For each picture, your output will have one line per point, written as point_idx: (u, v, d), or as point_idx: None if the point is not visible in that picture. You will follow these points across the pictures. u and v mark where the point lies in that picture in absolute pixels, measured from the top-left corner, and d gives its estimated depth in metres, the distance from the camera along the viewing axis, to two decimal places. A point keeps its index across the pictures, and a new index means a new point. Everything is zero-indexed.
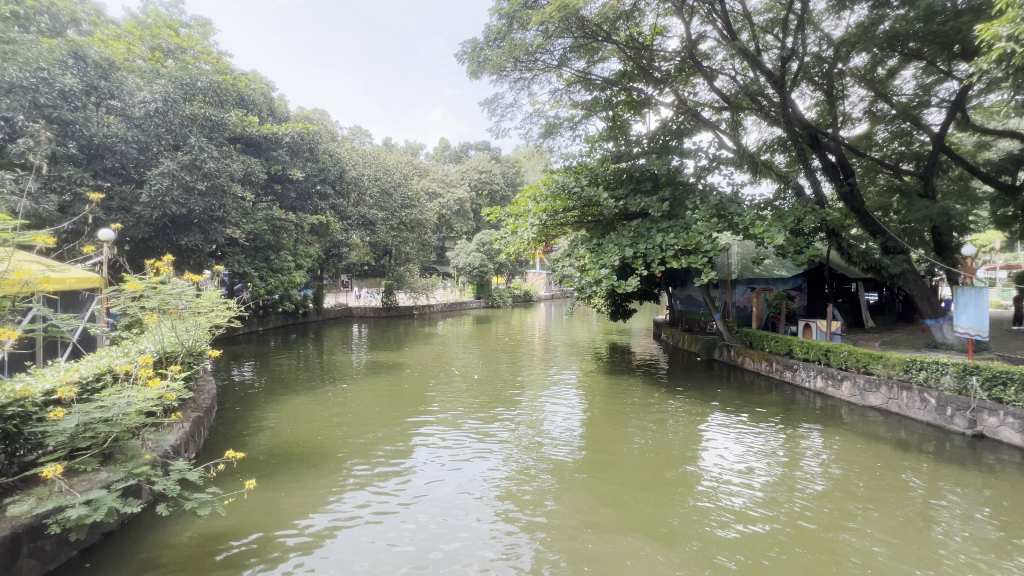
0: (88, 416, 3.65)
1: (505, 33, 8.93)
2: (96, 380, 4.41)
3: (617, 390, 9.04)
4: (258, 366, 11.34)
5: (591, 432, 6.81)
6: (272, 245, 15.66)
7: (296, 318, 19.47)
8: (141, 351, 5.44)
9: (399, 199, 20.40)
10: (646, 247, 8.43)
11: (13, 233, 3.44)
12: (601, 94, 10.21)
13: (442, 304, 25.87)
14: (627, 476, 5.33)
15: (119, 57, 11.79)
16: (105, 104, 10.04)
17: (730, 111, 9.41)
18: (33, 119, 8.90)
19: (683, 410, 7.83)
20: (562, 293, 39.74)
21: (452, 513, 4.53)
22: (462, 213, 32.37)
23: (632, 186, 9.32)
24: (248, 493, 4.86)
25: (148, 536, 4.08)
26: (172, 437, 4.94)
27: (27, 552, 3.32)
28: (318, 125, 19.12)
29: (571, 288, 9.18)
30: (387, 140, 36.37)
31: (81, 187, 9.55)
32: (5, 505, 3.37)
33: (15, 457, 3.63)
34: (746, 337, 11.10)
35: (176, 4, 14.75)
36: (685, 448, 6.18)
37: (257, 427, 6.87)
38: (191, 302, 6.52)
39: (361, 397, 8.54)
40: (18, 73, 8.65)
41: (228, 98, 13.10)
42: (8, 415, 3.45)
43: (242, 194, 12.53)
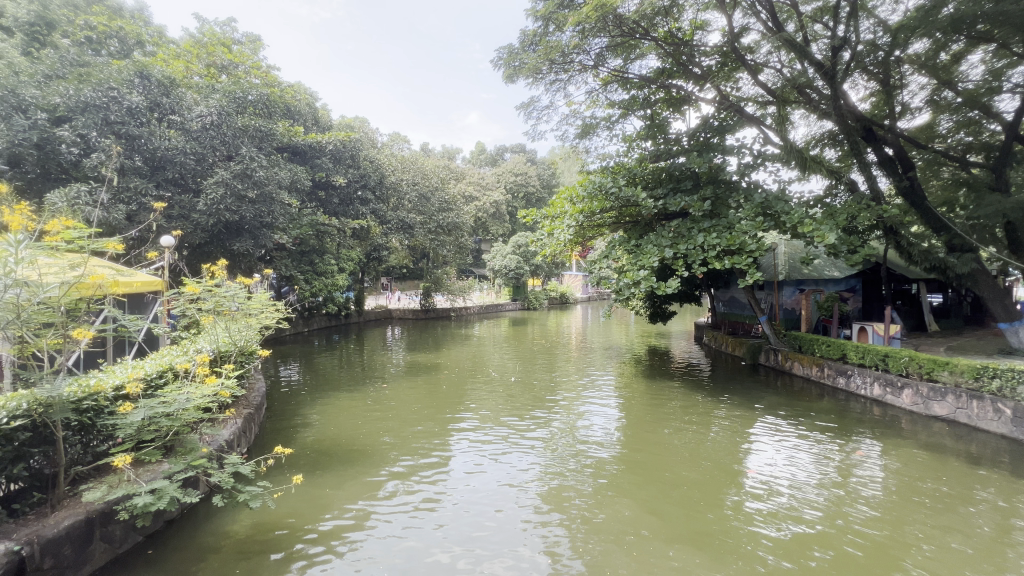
0: (152, 410, 3.91)
1: (541, 36, 8.96)
2: (159, 377, 4.71)
3: (657, 394, 8.84)
4: (304, 365, 11.81)
5: (631, 436, 6.66)
6: (316, 249, 16.26)
7: (339, 319, 20.15)
8: (199, 350, 5.75)
9: (436, 203, 20.75)
10: (687, 247, 8.20)
11: (88, 241, 3.69)
12: (638, 93, 10.00)
13: (479, 306, 26.11)
14: (671, 483, 5.19)
15: (178, 75, 12.61)
16: (166, 118, 10.75)
17: (777, 105, 9.01)
18: (105, 135, 9.64)
19: (727, 416, 7.55)
20: (599, 294, 39.26)
21: (493, 511, 4.57)
22: (498, 215, 32.57)
23: (671, 185, 9.10)
24: (295, 487, 5.05)
25: (204, 526, 4.30)
26: (226, 433, 5.21)
27: (99, 536, 3.59)
28: (359, 132, 19.70)
29: (609, 290, 9.04)
30: (424, 145, 37.07)
31: (145, 197, 10.21)
32: (82, 491, 3.66)
33: (89, 447, 3.92)
34: (794, 340, 10.60)
35: (229, 23, 15.60)
36: (729, 455, 5.96)
37: (302, 425, 7.12)
38: (243, 304, 6.86)
39: (401, 397, 8.74)
40: (92, 94, 9.46)
41: (276, 110, 13.73)
42: (83, 408, 3.76)
43: (289, 201, 13.07)
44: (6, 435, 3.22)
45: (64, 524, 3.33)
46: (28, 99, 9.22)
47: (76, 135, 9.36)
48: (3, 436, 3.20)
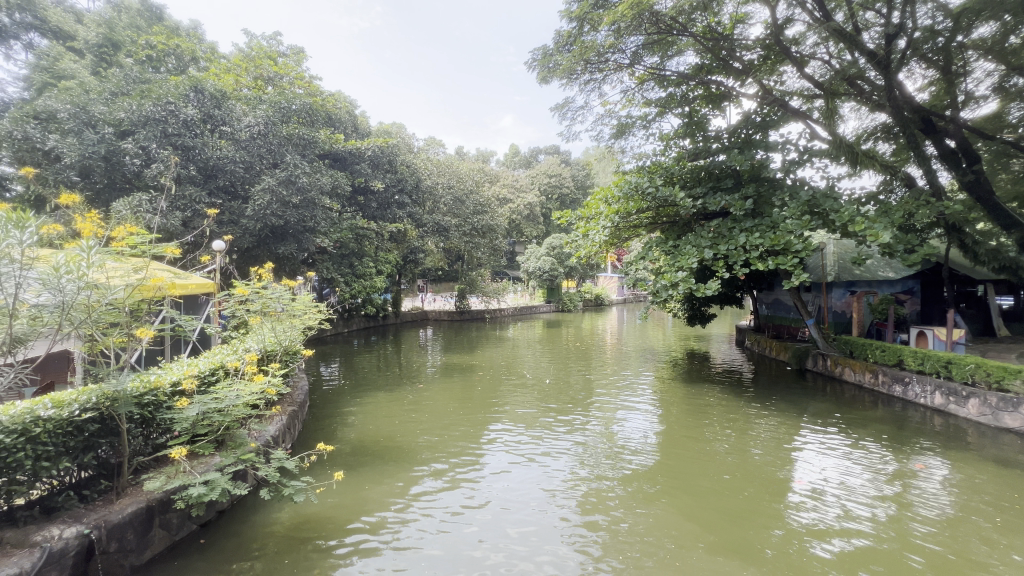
0: (205, 406, 4.15)
1: (576, 37, 8.89)
2: (212, 374, 4.96)
3: (697, 399, 8.57)
4: (344, 365, 12.19)
5: (670, 441, 6.49)
6: (356, 252, 16.70)
7: (377, 321, 20.67)
8: (248, 349, 6.02)
9: (471, 206, 21.01)
10: (728, 247, 7.93)
11: (148, 246, 3.94)
12: (676, 90, 9.73)
13: (514, 308, 26.14)
14: (714, 492, 5.00)
15: (229, 88, 13.30)
16: (218, 129, 11.43)
17: (825, 98, 8.60)
18: (163, 147, 10.31)
19: (772, 423, 7.23)
20: (635, 296, 38.58)
21: (530, 514, 4.52)
22: (533, 217, 32.59)
23: (711, 184, 8.85)
24: (337, 483, 5.19)
25: (252, 517, 4.49)
26: (272, 429, 5.43)
27: (159, 523, 3.82)
28: (397, 138, 20.17)
29: (646, 292, 8.87)
30: (459, 149, 37.58)
31: (199, 205, 10.80)
32: (143, 480, 3.91)
33: (150, 438, 4.20)
34: (845, 345, 10.05)
35: (275, 37, 16.30)
36: (774, 464, 5.70)
37: (342, 423, 7.33)
38: (288, 305, 7.13)
39: (437, 397, 8.85)
40: (152, 108, 10.19)
41: (319, 118, 14.23)
42: (144, 402, 4.02)
43: (330, 206, 13.52)
44: (77, 426, 3.48)
45: (128, 511, 3.56)
46: (96, 115, 9.90)
47: (138, 147, 10.07)
48: (75, 426, 3.45)
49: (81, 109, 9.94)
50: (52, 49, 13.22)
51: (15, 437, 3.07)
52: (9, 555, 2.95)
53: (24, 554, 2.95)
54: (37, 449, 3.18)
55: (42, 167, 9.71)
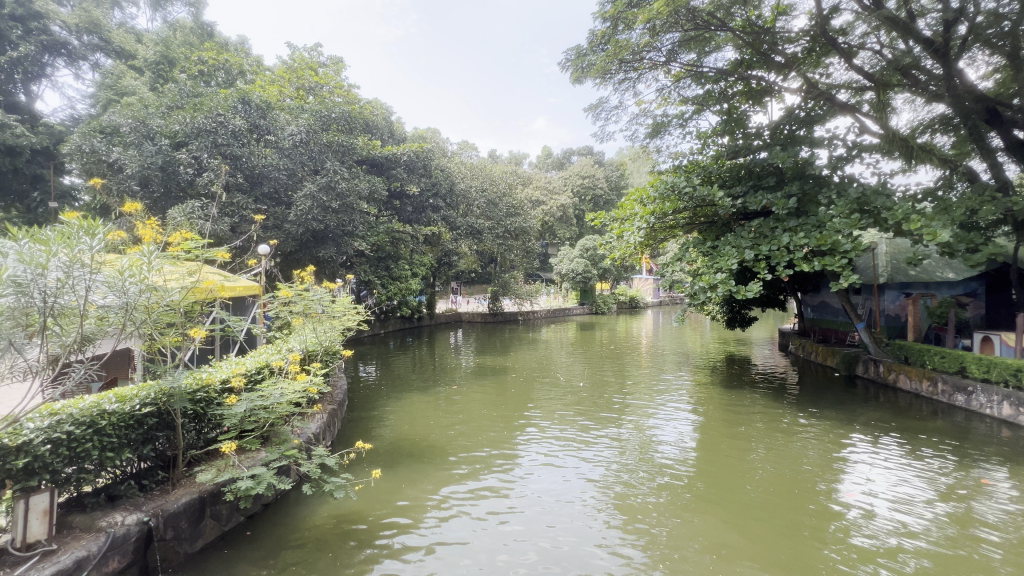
0: (252, 403, 4.34)
1: (610, 36, 8.79)
2: (258, 372, 5.19)
3: (738, 405, 8.27)
4: (381, 365, 12.48)
5: (707, 448, 6.29)
6: (392, 255, 17.07)
7: (412, 322, 21.06)
8: (291, 349, 6.26)
9: (504, 208, 21.15)
10: (770, 248, 7.64)
11: (200, 251, 4.18)
12: (714, 87, 9.45)
13: (547, 311, 26.06)
14: (756, 503, 4.79)
15: (274, 98, 13.90)
16: (263, 138, 11.96)
17: (875, 90, 8.16)
18: (213, 156, 10.89)
19: (819, 432, 6.89)
20: (671, 297, 37.68)
21: (563, 518, 4.48)
22: (566, 219, 32.36)
23: (752, 182, 8.55)
24: (374, 480, 5.31)
25: (294, 511, 4.65)
26: (313, 427, 5.62)
27: (210, 514, 4.03)
28: (431, 143, 20.53)
29: (683, 293, 8.65)
30: (493, 152, 37.86)
31: (246, 211, 11.31)
32: (196, 472, 4.13)
33: (202, 433, 4.44)
34: (900, 350, 9.47)
35: (316, 49, 16.91)
36: (821, 475, 5.43)
37: (379, 422, 7.50)
38: (328, 307, 7.37)
39: (471, 398, 8.92)
40: (204, 120, 10.85)
41: (357, 125, 14.65)
42: (197, 398, 4.24)
43: (367, 210, 13.87)
44: (138, 419, 3.71)
45: (182, 501, 3.77)
46: (155, 128, 10.78)
47: (191, 157, 10.73)
48: (136, 420, 3.68)
49: (141, 123, 10.71)
50: (115, 68, 14.22)
51: (84, 428, 3.30)
52: (78, 538, 3.18)
53: (90, 538, 3.18)
54: (103, 440, 3.40)
55: (108, 178, 10.48)
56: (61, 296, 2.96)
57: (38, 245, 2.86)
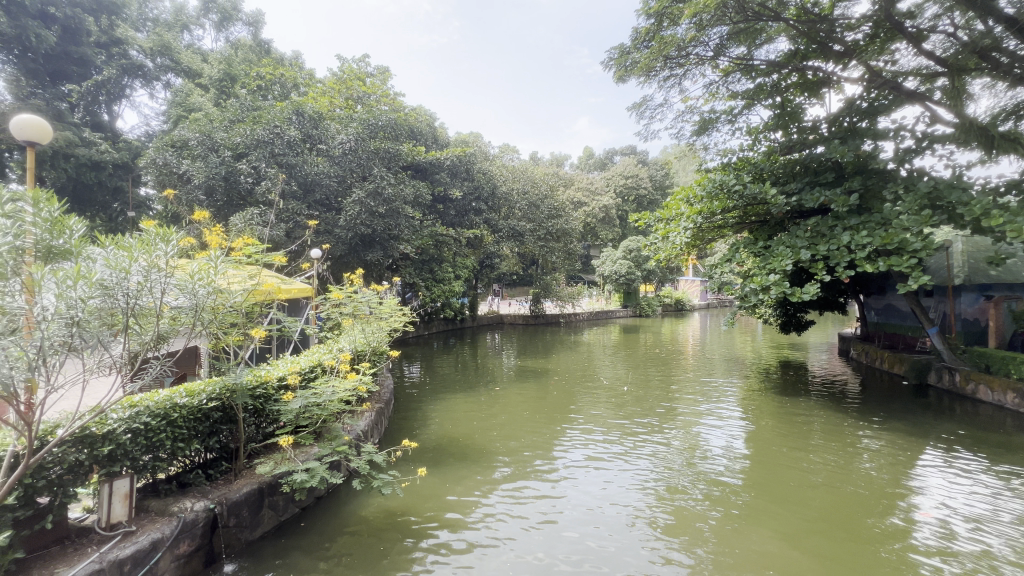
0: (307, 400, 4.57)
1: (654, 33, 8.60)
2: (311, 371, 5.44)
3: (793, 413, 7.83)
4: (424, 366, 12.74)
5: (760, 457, 6.01)
6: (436, 258, 17.40)
7: (455, 324, 21.38)
8: (341, 349, 6.52)
9: (546, 210, 21.14)
10: (828, 247, 7.20)
11: (260, 256, 4.48)
12: (766, 80, 9.02)
13: (589, 313, 25.77)
14: (814, 516, 4.53)
15: (325, 109, 14.54)
16: (315, 147, 12.52)
17: (949, 76, 7.54)
18: (271, 165, 11.54)
19: (885, 444, 6.42)
20: (719, 300, 36.23)
21: (608, 525, 4.38)
22: (608, 220, 31.86)
23: (808, 179, 8.11)
24: (420, 479, 5.42)
25: (345, 505, 4.83)
26: (362, 424, 5.82)
27: (268, 504, 4.25)
28: (473, 147, 20.84)
29: (733, 295, 8.30)
30: (534, 155, 37.94)
31: (299, 217, 11.86)
32: (256, 464, 4.38)
33: (261, 428, 4.71)
34: (980, 358, 8.68)
35: (364, 60, 17.53)
36: (889, 490, 5.07)
37: (424, 422, 7.66)
38: (375, 308, 7.61)
39: (512, 401, 8.94)
40: (263, 132, 11.54)
41: (402, 132, 15.07)
42: (257, 394, 4.51)
43: (412, 215, 14.22)
44: (205, 413, 4.00)
45: (244, 491, 4.01)
46: (219, 141, 11.60)
47: (251, 167, 11.42)
48: (203, 413, 3.98)
49: (208, 137, 11.56)
50: (184, 86, 15.37)
51: (159, 419, 3.60)
52: (153, 521, 3.45)
53: (164, 522, 3.44)
54: (175, 431, 3.70)
55: (178, 188, 11.39)
56: (140, 298, 3.23)
57: (121, 251, 3.10)
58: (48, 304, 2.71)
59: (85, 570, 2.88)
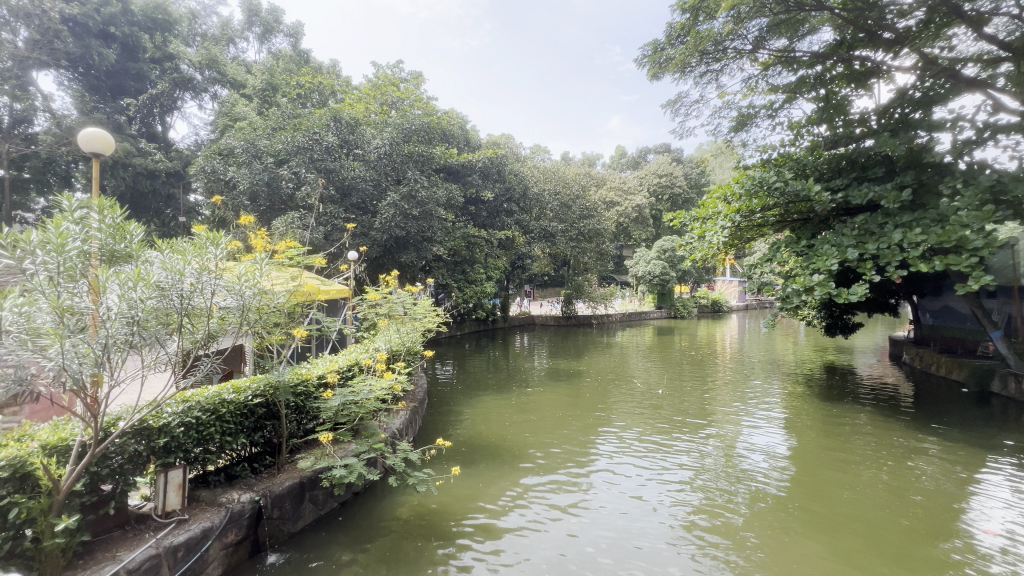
0: (345, 398, 4.71)
1: (690, 28, 8.41)
2: (349, 370, 5.60)
3: (838, 419, 7.49)
4: (457, 366, 12.87)
5: (804, 464, 5.77)
6: (468, 259, 17.53)
7: (487, 324, 21.52)
8: (377, 348, 6.67)
9: (578, 211, 20.99)
10: (878, 246, 6.83)
11: (300, 259, 4.65)
12: (809, 73, 8.64)
13: (622, 314, 25.46)
14: (863, 529, 4.33)
15: (361, 114, 14.94)
16: (352, 152, 12.85)
17: (1014, 61, 7.01)
18: (310, 171, 11.96)
19: (942, 454, 6.05)
20: (759, 301, 34.93)
21: (644, 532, 4.30)
22: (642, 220, 31.30)
23: (855, 174, 7.73)
24: (453, 478, 5.48)
25: (381, 502, 4.94)
26: (397, 423, 5.94)
27: (309, 498, 4.40)
28: (505, 149, 20.93)
29: (773, 296, 8.00)
30: (566, 155, 37.76)
31: (336, 220, 12.22)
32: (297, 459, 4.54)
33: (302, 424, 4.88)
34: None
35: (398, 66, 17.90)
36: (947, 503, 4.78)
37: (456, 421, 7.73)
38: (410, 309, 7.74)
39: (544, 402, 8.91)
40: (303, 139, 11.97)
41: (435, 136, 15.32)
42: (298, 391, 4.69)
43: (445, 216, 14.40)
44: (250, 409, 4.20)
45: (286, 484, 4.16)
46: (262, 148, 12.13)
47: (292, 173, 11.89)
48: (248, 409, 4.17)
49: (252, 144, 12.11)
50: (230, 97, 16.13)
51: (209, 414, 3.80)
52: (204, 511, 3.63)
53: (213, 511, 3.61)
54: (223, 425, 3.90)
55: (225, 194, 11.98)
56: (193, 299, 3.40)
57: (176, 254, 3.30)
58: (112, 304, 2.89)
59: (144, 554, 3.07)
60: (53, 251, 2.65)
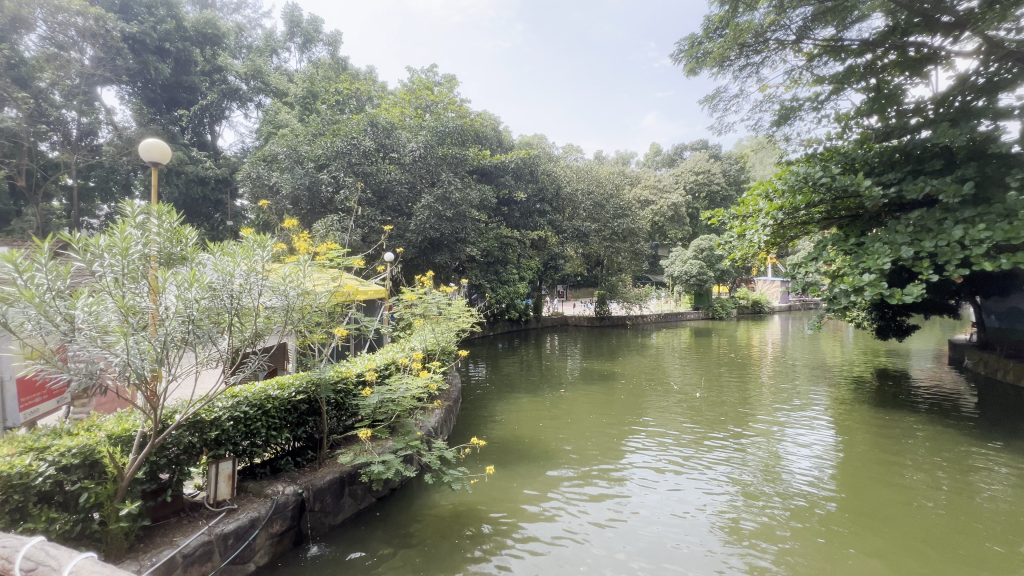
0: (383, 396, 4.81)
1: (728, 20, 8.19)
2: (387, 368, 5.73)
3: (890, 426, 7.11)
4: (490, 366, 12.96)
5: (851, 471, 5.54)
6: (501, 260, 17.64)
7: (520, 325, 21.57)
8: (413, 348, 6.78)
9: (612, 210, 20.72)
10: (936, 243, 6.40)
11: (340, 261, 4.80)
12: (859, 61, 8.19)
13: (657, 315, 24.99)
14: (916, 540, 4.14)
15: (397, 118, 15.26)
16: (388, 156, 13.13)
17: None
18: (348, 175, 12.32)
19: (1008, 466, 5.64)
20: (803, 302, 33.42)
21: (679, 534, 4.25)
22: (678, 219, 30.56)
23: (910, 167, 7.29)
24: (487, 476, 5.52)
25: (417, 498, 5.04)
26: (432, 421, 6.03)
27: (348, 492, 4.54)
28: (538, 149, 20.90)
29: (819, 297, 7.63)
30: (599, 153, 37.37)
31: (373, 222, 12.48)
32: (337, 454, 4.68)
33: (342, 420, 5.03)
34: None
35: (432, 70, 18.16)
36: (1011, 517, 4.49)
37: (490, 421, 7.78)
38: (445, 309, 7.83)
39: (577, 403, 8.85)
40: (341, 144, 12.34)
41: (469, 138, 15.46)
42: (338, 388, 4.84)
43: (478, 218, 14.50)
44: (293, 404, 4.38)
45: (327, 478, 4.31)
46: (303, 154, 12.59)
47: (332, 177, 12.28)
48: (292, 405, 4.35)
49: (294, 150, 12.61)
50: (274, 106, 16.83)
51: (256, 409, 3.98)
52: (252, 501, 3.82)
53: (260, 502, 3.79)
54: (269, 420, 4.08)
55: (269, 199, 12.55)
56: (243, 299, 3.56)
57: (227, 257, 3.48)
58: (170, 303, 3.07)
59: (198, 540, 3.26)
60: (118, 254, 2.89)
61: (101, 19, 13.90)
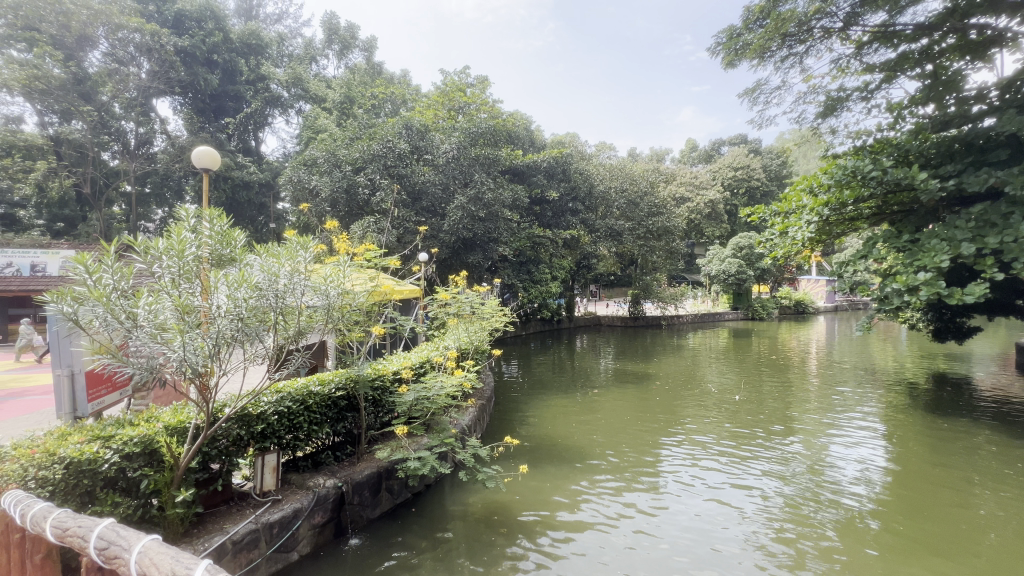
0: (418, 393, 4.90)
1: (769, 10, 7.92)
2: (421, 366, 5.82)
3: (946, 432, 6.70)
4: (523, 366, 12.98)
5: (902, 475, 5.28)
6: (533, 259, 17.65)
7: (552, 324, 21.49)
8: (446, 347, 6.87)
9: (646, 208, 20.36)
10: (1001, 239, 5.95)
11: (377, 260, 4.90)
12: (913, 47, 7.72)
13: (693, 315, 24.37)
14: (975, 548, 3.90)
15: (431, 121, 15.51)
16: (422, 158, 13.35)
17: None
18: (384, 177, 12.60)
19: None
20: (850, 302, 31.83)
21: (718, 534, 4.15)
22: (715, 216, 29.70)
23: (971, 158, 6.81)
24: (521, 475, 5.54)
25: (453, 494, 5.11)
26: (466, 419, 6.09)
27: (385, 487, 4.65)
28: (570, 147, 20.78)
29: (869, 296, 7.23)
30: (632, 150, 36.79)
31: (408, 223, 12.64)
32: (375, 450, 4.80)
33: (379, 417, 5.15)
34: None
35: (465, 72, 18.30)
36: None
37: (523, 420, 7.79)
38: (478, 309, 7.88)
39: (611, 403, 8.75)
40: (377, 147, 12.64)
41: (501, 138, 15.54)
42: (375, 385, 4.96)
43: (511, 218, 14.56)
44: (333, 400, 4.53)
45: (365, 473, 4.43)
46: (341, 157, 12.97)
47: (368, 179, 12.59)
48: (332, 401, 4.50)
49: (332, 155, 13.02)
50: (314, 112, 17.45)
51: (298, 404, 4.14)
52: (295, 492, 3.97)
53: (302, 493, 3.93)
54: (310, 415, 4.24)
55: (310, 202, 13.02)
56: (287, 298, 3.69)
57: (273, 258, 3.62)
58: (220, 302, 3.22)
59: (245, 528, 3.42)
60: (175, 256, 3.05)
61: (156, 35, 14.76)
